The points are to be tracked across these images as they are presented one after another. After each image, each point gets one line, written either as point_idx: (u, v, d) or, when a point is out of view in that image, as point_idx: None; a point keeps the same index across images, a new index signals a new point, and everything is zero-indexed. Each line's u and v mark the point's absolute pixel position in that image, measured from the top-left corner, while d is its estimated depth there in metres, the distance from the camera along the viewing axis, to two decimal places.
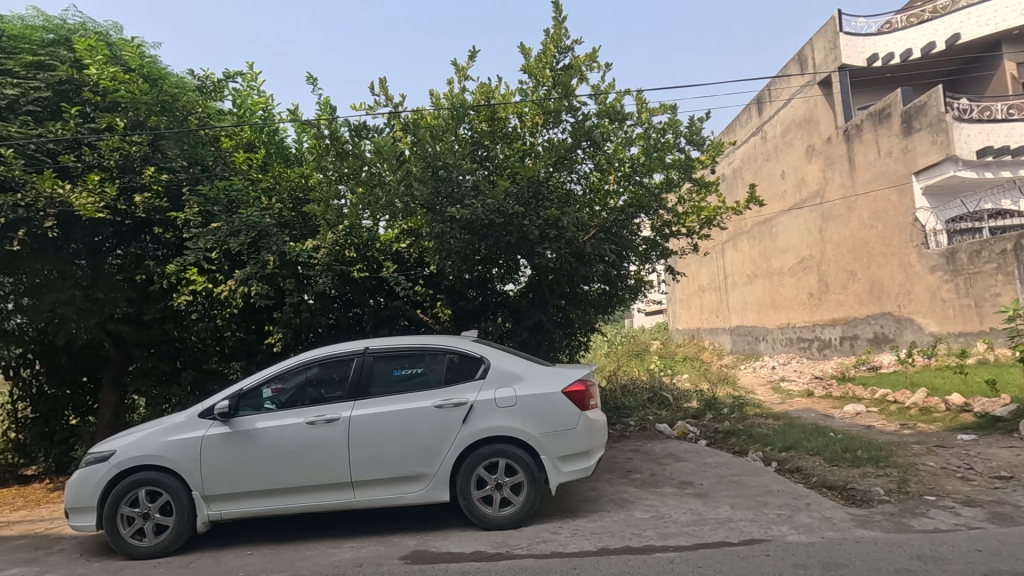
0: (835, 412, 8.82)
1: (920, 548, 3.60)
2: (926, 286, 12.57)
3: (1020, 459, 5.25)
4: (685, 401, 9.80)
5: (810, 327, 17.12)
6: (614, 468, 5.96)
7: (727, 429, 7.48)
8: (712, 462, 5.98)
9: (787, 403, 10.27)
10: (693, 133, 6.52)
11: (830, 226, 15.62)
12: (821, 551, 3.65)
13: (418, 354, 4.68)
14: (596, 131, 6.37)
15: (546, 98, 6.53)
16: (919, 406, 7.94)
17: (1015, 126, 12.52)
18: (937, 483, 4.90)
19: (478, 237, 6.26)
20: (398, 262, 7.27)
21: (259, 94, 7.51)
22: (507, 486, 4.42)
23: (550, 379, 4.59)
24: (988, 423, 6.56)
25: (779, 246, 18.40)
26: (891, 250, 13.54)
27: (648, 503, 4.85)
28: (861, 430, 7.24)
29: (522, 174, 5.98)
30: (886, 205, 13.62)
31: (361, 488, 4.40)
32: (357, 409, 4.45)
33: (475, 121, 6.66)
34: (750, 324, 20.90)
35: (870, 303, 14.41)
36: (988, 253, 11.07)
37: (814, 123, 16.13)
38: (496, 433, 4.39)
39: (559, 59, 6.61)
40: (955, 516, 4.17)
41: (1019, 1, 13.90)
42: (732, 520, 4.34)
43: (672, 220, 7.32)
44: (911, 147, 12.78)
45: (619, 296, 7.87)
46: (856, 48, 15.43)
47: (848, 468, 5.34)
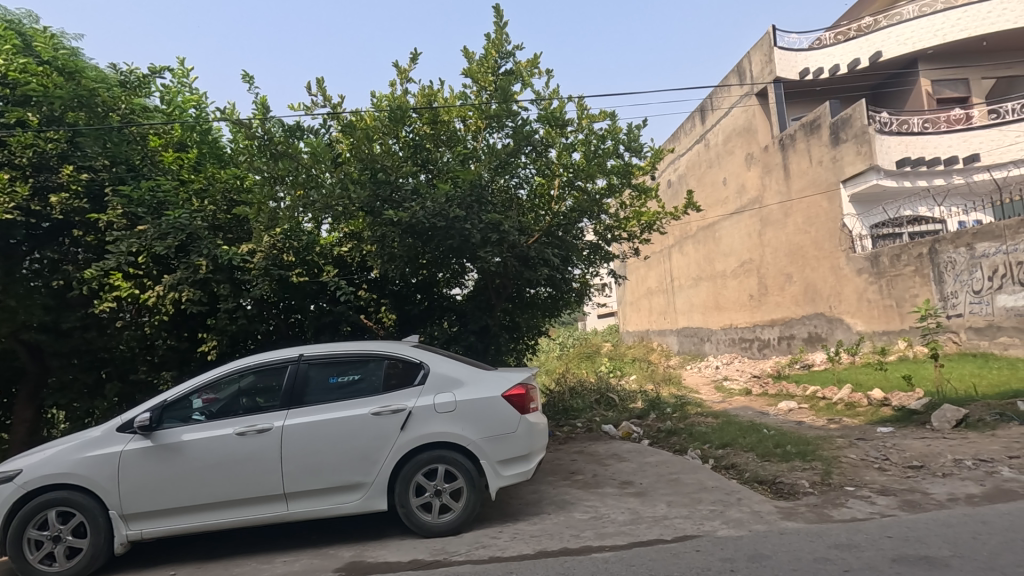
0: (770, 409, 9.21)
1: (838, 537, 3.79)
2: (854, 288, 13.33)
3: (930, 449, 5.63)
4: (630, 401, 10.00)
5: (751, 328, 17.86)
6: (558, 470, 6.02)
7: (668, 429, 7.67)
8: (652, 461, 6.11)
9: (726, 402, 10.65)
10: (632, 139, 6.68)
11: (769, 230, 16.34)
12: (748, 544, 3.78)
13: (358, 359, 4.57)
14: (537, 136, 6.48)
15: (488, 103, 6.55)
16: (845, 401, 8.39)
17: (930, 139, 13.42)
18: (857, 474, 5.18)
19: (422, 241, 6.22)
20: (340, 266, 7.12)
21: (191, 92, 7.22)
22: (446, 493, 4.35)
23: (491, 382, 4.58)
24: (905, 415, 7.01)
25: (722, 250, 19.11)
26: (822, 254, 14.31)
27: (588, 504, 4.90)
28: (792, 426, 7.57)
29: (463, 178, 5.97)
30: (817, 211, 14.41)
31: (296, 500, 4.26)
32: (291, 418, 4.31)
33: (418, 123, 6.67)
34: (696, 325, 21.61)
35: (805, 305, 15.15)
36: (908, 256, 11.82)
37: (752, 132, 16.88)
38: (436, 438, 4.33)
39: (501, 64, 6.72)
40: (871, 505, 4.42)
41: (932, 22, 15.00)
42: (668, 518, 4.44)
43: (615, 225, 7.48)
44: (839, 156, 13.52)
45: (565, 300, 7.86)
46: (789, 62, 16.21)
47: (778, 463, 5.58)
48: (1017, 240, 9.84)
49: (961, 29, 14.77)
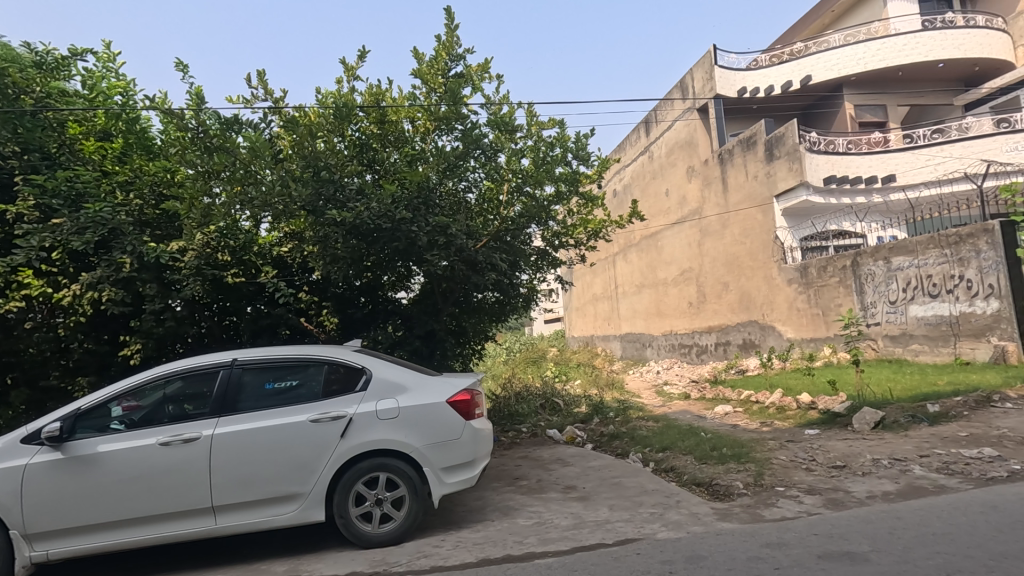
0: (707, 413, 9.56)
1: (769, 536, 3.95)
2: (785, 297, 14.07)
3: (852, 450, 5.99)
4: (575, 405, 10.11)
5: (690, 334, 18.52)
6: (502, 476, 5.99)
7: (611, 432, 7.81)
8: (595, 465, 6.19)
9: (666, 406, 10.96)
10: (579, 148, 6.78)
11: (708, 240, 17.01)
12: (686, 546, 3.88)
13: (297, 364, 4.38)
14: (487, 140, 6.46)
15: (437, 105, 6.48)
16: (776, 405, 8.83)
17: (854, 159, 14.33)
18: (787, 475, 5.43)
19: (367, 242, 6.05)
20: (279, 266, 6.85)
21: (117, 78, 6.76)
22: (387, 501, 4.21)
23: (436, 388, 4.45)
24: (830, 418, 7.43)
25: (664, 258, 19.73)
26: (757, 264, 15.04)
27: (532, 510, 4.90)
28: (728, 429, 7.88)
29: (410, 179, 5.89)
30: (753, 223, 15.15)
31: (225, 514, 4.02)
32: (222, 426, 4.07)
33: (364, 122, 6.55)
34: (638, 331, 22.19)
35: (740, 312, 15.86)
36: (833, 268, 12.59)
37: (694, 145, 17.54)
38: (378, 446, 4.17)
39: (451, 67, 6.70)
40: (799, 504, 4.64)
41: (854, 51, 16.17)
42: (610, 522, 4.50)
43: (561, 231, 7.58)
44: (773, 172, 14.26)
45: (513, 305, 7.84)
46: (729, 80, 16.89)
47: (714, 465, 5.78)
48: (927, 255, 10.58)
49: (881, 59, 15.95)
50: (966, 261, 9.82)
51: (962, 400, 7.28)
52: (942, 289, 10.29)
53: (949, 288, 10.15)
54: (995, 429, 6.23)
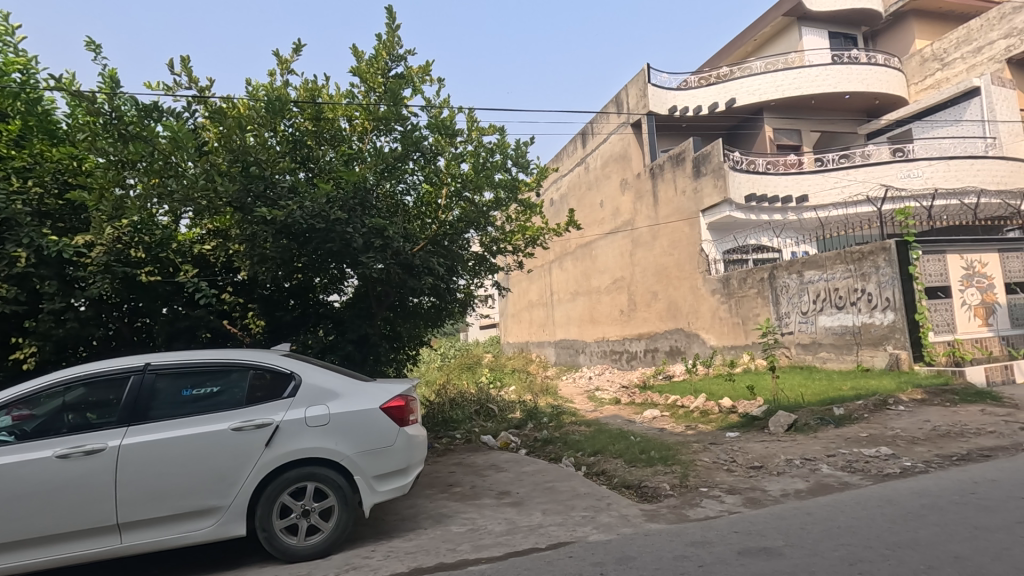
0: (637, 417, 9.88)
1: (694, 535, 4.12)
2: (709, 306, 14.83)
3: (768, 451, 6.38)
4: (509, 411, 10.14)
5: (621, 341, 19.10)
6: (436, 483, 5.90)
7: (545, 437, 7.91)
8: (529, 470, 6.23)
9: (598, 411, 11.24)
10: (519, 155, 6.86)
11: (639, 251, 17.64)
12: (616, 547, 3.98)
13: (219, 369, 4.13)
14: (427, 143, 6.40)
15: (376, 105, 6.36)
16: (700, 409, 9.26)
17: (772, 179, 15.31)
18: (710, 476, 5.69)
19: (298, 242, 5.81)
20: (201, 266, 6.49)
21: (15, 53, 6.14)
22: (314, 512, 4.02)
23: (369, 393, 4.29)
24: (749, 421, 7.87)
25: (598, 267, 20.28)
26: (684, 275, 15.76)
27: (465, 516, 4.86)
28: (656, 433, 8.17)
29: (346, 179, 5.73)
30: (680, 236, 15.87)
31: (132, 532, 3.71)
32: (131, 436, 3.77)
33: (299, 119, 6.34)
34: (572, 337, 22.65)
35: (667, 320, 16.55)
36: (752, 280, 13.41)
37: (627, 159, 18.16)
38: (306, 455, 3.97)
39: (391, 67, 6.62)
40: (721, 504, 4.87)
41: (773, 79, 17.39)
42: (543, 526, 4.54)
43: (500, 237, 7.64)
44: (699, 188, 15.02)
45: (449, 309, 7.74)
46: (661, 98, 17.54)
47: (643, 468, 5.98)
48: (834, 270, 11.48)
49: (796, 87, 17.25)
50: (868, 276, 10.75)
51: (863, 403, 7.95)
52: (847, 301, 11.19)
53: (853, 300, 11.06)
54: (890, 430, 6.84)
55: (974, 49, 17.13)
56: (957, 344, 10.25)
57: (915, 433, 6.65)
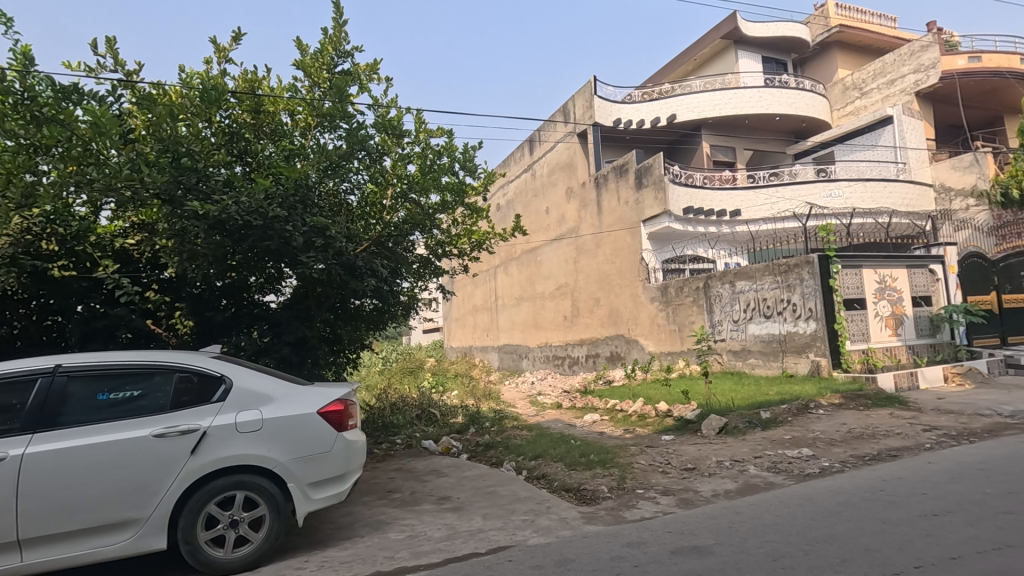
0: (577, 421, 10.04)
1: (630, 536, 4.23)
2: (648, 314, 15.31)
3: (700, 453, 6.65)
4: (451, 416, 10.05)
5: (563, 346, 19.39)
6: (374, 490, 5.76)
7: (487, 442, 7.89)
8: (470, 475, 6.20)
9: (539, 415, 11.34)
10: (467, 159, 6.85)
11: (583, 258, 18.00)
12: (555, 550, 4.02)
13: (140, 372, 3.87)
14: (372, 142, 6.26)
15: (321, 101, 6.20)
16: (638, 413, 9.54)
17: (708, 193, 15.98)
18: (646, 478, 5.86)
19: (233, 239, 5.55)
20: (124, 261, 6.10)
21: None
22: (244, 523, 3.82)
23: (306, 398, 4.13)
24: (683, 425, 8.17)
25: (543, 273, 20.53)
26: (625, 282, 16.21)
27: (404, 523, 4.77)
28: (595, 436, 8.34)
29: (287, 175, 5.53)
30: (622, 245, 16.31)
31: (34, 549, 3.42)
32: (37, 445, 3.48)
33: (236, 110, 6.07)
34: (515, 342, 22.78)
35: (608, 326, 16.95)
36: (688, 289, 13.96)
37: (573, 168, 18.50)
38: (235, 462, 3.78)
39: (337, 63, 6.48)
40: (656, 505, 5.03)
41: (710, 98, 18.19)
42: (483, 530, 4.53)
43: (445, 241, 7.61)
44: (641, 199, 15.51)
45: (392, 313, 7.57)
46: (606, 110, 17.99)
47: (582, 471, 6.09)
48: (763, 281, 12.11)
49: (732, 107, 18.12)
50: (793, 287, 11.43)
51: (787, 407, 8.42)
52: (774, 311, 11.85)
53: (779, 310, 11.72)
54: (811, 432, 7.29)
55: (888, 81, 18.65)
56: (870, 351, 11.07)
57: (833, 435, 7.12)
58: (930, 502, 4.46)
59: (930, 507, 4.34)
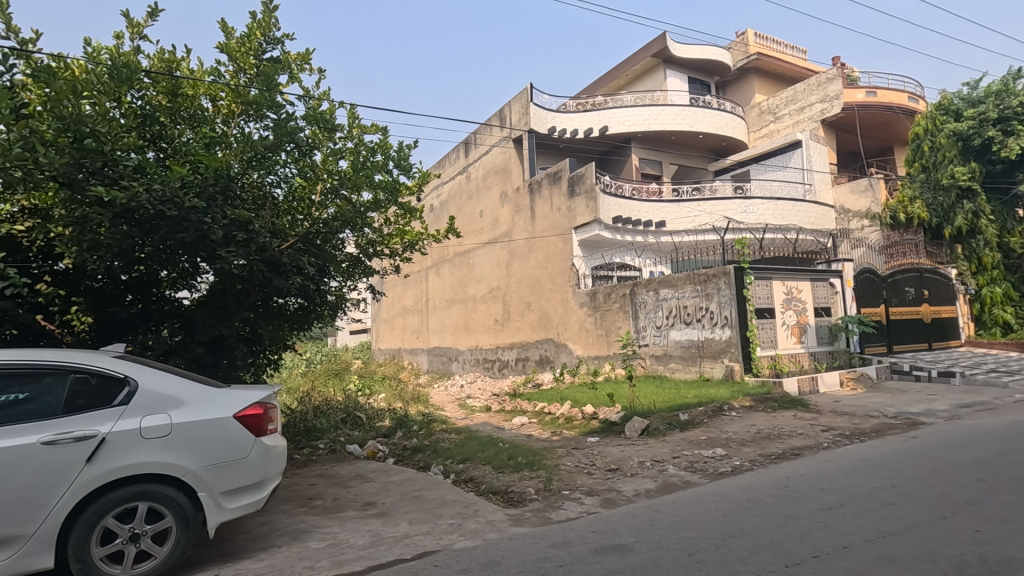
0: (506, 424, 10.11)
1: (555, 537, 4.30)
2: (577, 319, 15.68)
3: (623, 454, 6.88)
4: (378, 419, 9.82)
5: (493, 349, 19.46)
6: (294, 497, 5.51)
7: (414, 446, 7.77)
8: (396, 479, 6.08)
9: (468, 418, 11.31)
10: (401, 158, 6.73)
11: (515, 262, 18.19)
12: (481, 553, 4.02)
13: (29, 373, 3.53)
14: (302, 135, 6.01)
15: (247, 87, 5.88)
16: (565, 415, 9.75)
17: (635, 204, 16.62)
18: (571, 479, 5.98)
19: (142, 230, 5.14)
20: (10, 248, 5.50)
21: None
22: (147, 536, 3.52)
23: (222, 401, 3.89)
24: (608, 426, 8.44)
25: (475, 276, 20.53)
26: (555, 288, 16.52)
27: (325, 531, 4.59)
28: (523, 439, 8.42)
29: (207, 164, 5.19)
30: (554, 250, 16.63)
31: None
32: None
33: (150, 91, 5.64)
34: (445, 345, 22.62)
35: (539, 331, 17.20)
36: (615, 295, 14.43)
37: (508, 172, 18.65)
38: (139, 471, 3.48)
39: (266, 50, 6.20)
40: (581, 505, 5.16)
41: (640, 112, 18.94)
42: (409, 536, 4.45)
43: (376, 240, 7.43)
44: (573, 207, 15.88)
45: (318, 313, 7.29)
46: (542, 118, 18.25)
47: (510, 473, 6.13)
48: (684, 289, 12.73)
49: (660, 122, 18.97)
50: (711, 296, 12.12)
51: (703, 409, 8.90)
52: (694, 318, 12.50)
53: (698, 317, 12.38)
54: (724, 433, 7.75)
55: (799, 108, 20.23)
56: (777, 357, 11.92)
57: (743, 435, 7.60)
58: (826, 496, 4.86)
59: (827, 501, 4.73)
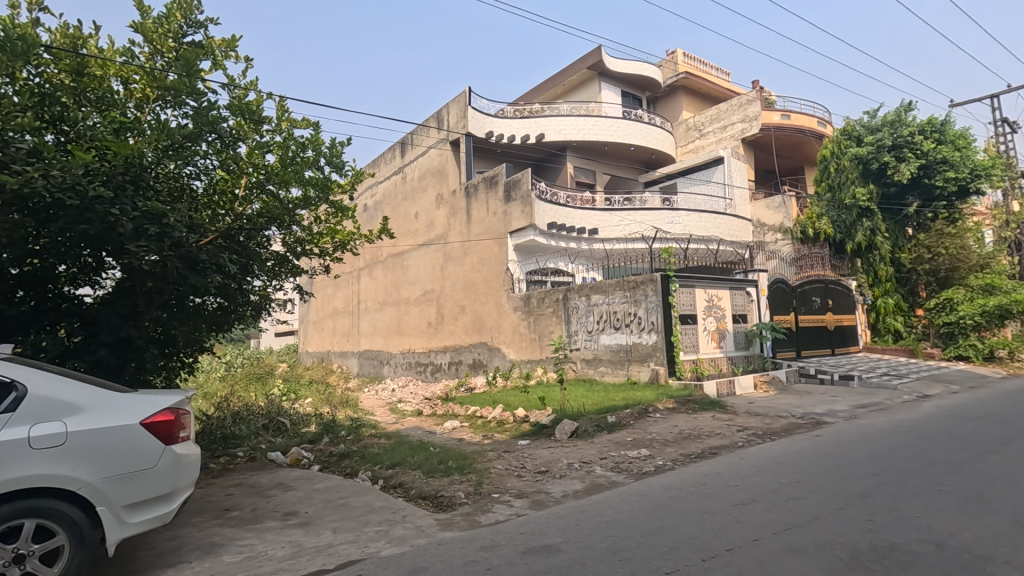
0: (437, 428, 10.01)
1: (483, 540, 4.30)
2: (510, 322, 15.80)
3: (553, 456, 7.00)
4: (303, 425, 9.45)
5: (426, 353, 19.23)
6: (207, 509, 5.18)
7: (341, 451, 7.53)
8: (321, 487, 5.86)
9: (399, 423, 11.10)
10: (333, 155, 6.54)
11: (450, 265, 18.09)
12: (409, 559, 3.96)
13: None
14: (225, 126, 5.70)
15: (164, 71, 5.51)
16: (497, 419, 9.78)
17: (569, 211, 16.81)
18: (501, 482, 6.01)
19: (37, 220, 4.70)
20: None
21: None
22: (34, 557, 3.16)
23: (127, 407, 3.61)
24: (539, 429, 8.55)
25: (408, 278, 20.22)
26: (489, 291, 16.57)
27: (242, 543, 4.35)
28: (454, 443, 8.38)
29: (116, 150, 4.80)
30: (489, 254, 16.68)
31: None
32: None
33: (51, 69, 5.16)
34: (377, 348, 22.10)
35: (472, 334, 17.18)
36: (549, 300, 14.67)
37: (444, 174, 18.53)
38: (25, 485, 3.15)
39: (187, 33, 5.86)
40: (510, 507, 5.19)
41: (575, 122, 19.38)
42: (332, 545, 4.30)
43: (306, 238, 7.19)
44: (509, 212, 16.00)
45: (240, 313, 6.90)
46: (479, 122, 18.21)
47: (440, 478, 6.07)
48: (614, 295, 13.14)
49: (594, 132, 19.50)
50: (639, 302, 12.58)
51: (630, 411, 9.21)
52: (623, 323, 12.92)
53: (627, 322, 12.82)
54: (649, 434, 8.06)
55: (722, 126, 21.48)
56: (699, 361, 12.55)
57: (666, 436, 7.94)
58: (740, 492, 5.17)
59: (740, 497, 5.03)
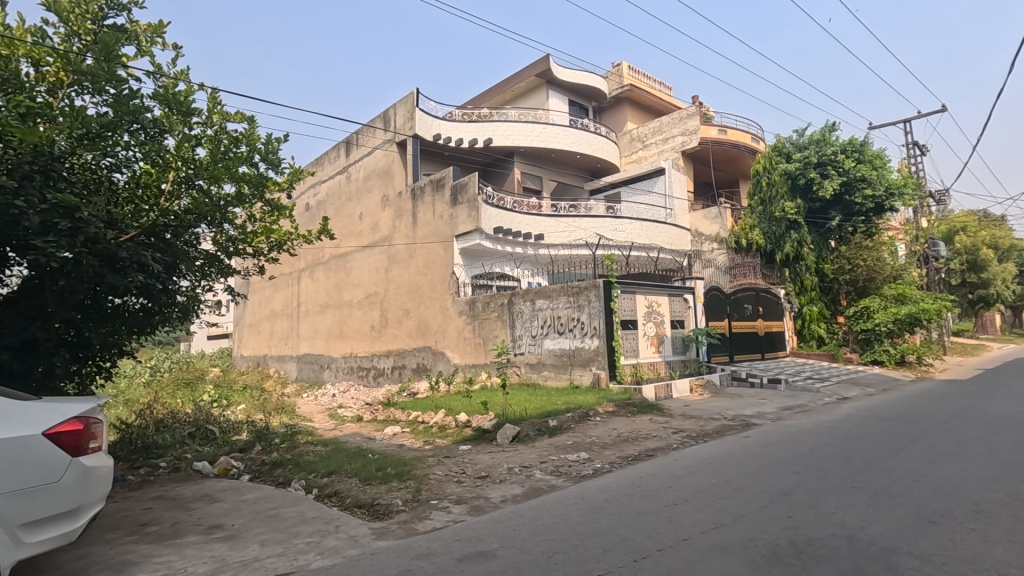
0: (377, 434, 9.79)
1: (419, 548, 4.22)
2: (455, 327, 15.69)
3: (493, 461, 6.99)
4: (233, 433, 9.00)
5: (369, 357, 18.80)
6: (122, 525, 4.83)
7: (273, 460, 7.21)
8: (250, 498, 5.60)
9: (337, 429, 10.77)
10: (269, 150, 6.29)
11: (395, 267, 17.79)
12: (340, 570, 3.84)
13: None
14: (148, 116, 5.36)
15: (80, 55, 5.13)
16: (439, 424, 9.68)
17: (516, 216, 16.86)
18: (440, 488, 5.94)
19: None
20: None
21: None
22: None
23: (29, 417, 3.33)
24: (481, 434, 8.51)
25: (351, 280, 19.73)
26: (435, 295, 16.40)
27: (159, 561, 4.08)
28: (394, 449, 8.21)
29: (20, 137, 4.42)
30: (434, 257, 16.52)
31: None
32: None
33: None
34: (317, 352, 21.40)
35: (416, 338, 16.94)
36: (494, 304, 14.67)
37: (390, 175, 18.22)
38: None
39: (107, 15, 5.50)
40: (448, 514, 5.14)
41: (523, 128, 19.49)
42: (259, 559, 4.10)
43: (238, 237, 6.91)
44: (455, 215, 15.92)
45: (166, 315, 6.51)
46: (427, 124, 18.04)
47: (377, 485, 5.93)
48: (558, 300, 13.30)
49: (542, 139, 19.69)
50: (582, 307, 12.79)
51: (571, 415, 9.33)
52: (566, 327, 13.09)
53: (570, 327, 13.00)
54: (588, 437, 8.20)
55: (663, 139, 22.24)
56: (638, 365, 12.89)
57: (605, 439, 8.09)
58: (673, 493, 5.34)
59: (672, 497, 5.19)
